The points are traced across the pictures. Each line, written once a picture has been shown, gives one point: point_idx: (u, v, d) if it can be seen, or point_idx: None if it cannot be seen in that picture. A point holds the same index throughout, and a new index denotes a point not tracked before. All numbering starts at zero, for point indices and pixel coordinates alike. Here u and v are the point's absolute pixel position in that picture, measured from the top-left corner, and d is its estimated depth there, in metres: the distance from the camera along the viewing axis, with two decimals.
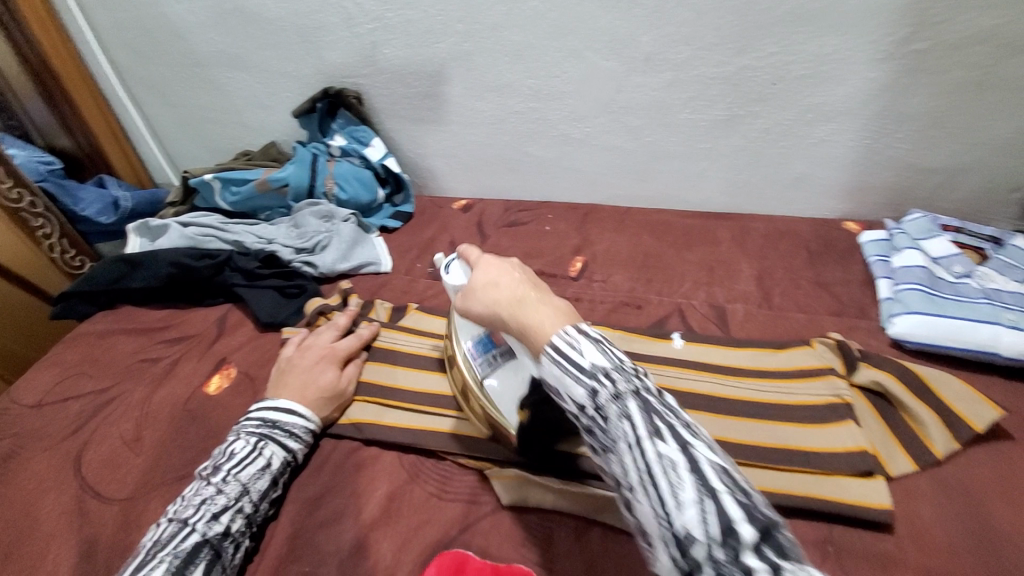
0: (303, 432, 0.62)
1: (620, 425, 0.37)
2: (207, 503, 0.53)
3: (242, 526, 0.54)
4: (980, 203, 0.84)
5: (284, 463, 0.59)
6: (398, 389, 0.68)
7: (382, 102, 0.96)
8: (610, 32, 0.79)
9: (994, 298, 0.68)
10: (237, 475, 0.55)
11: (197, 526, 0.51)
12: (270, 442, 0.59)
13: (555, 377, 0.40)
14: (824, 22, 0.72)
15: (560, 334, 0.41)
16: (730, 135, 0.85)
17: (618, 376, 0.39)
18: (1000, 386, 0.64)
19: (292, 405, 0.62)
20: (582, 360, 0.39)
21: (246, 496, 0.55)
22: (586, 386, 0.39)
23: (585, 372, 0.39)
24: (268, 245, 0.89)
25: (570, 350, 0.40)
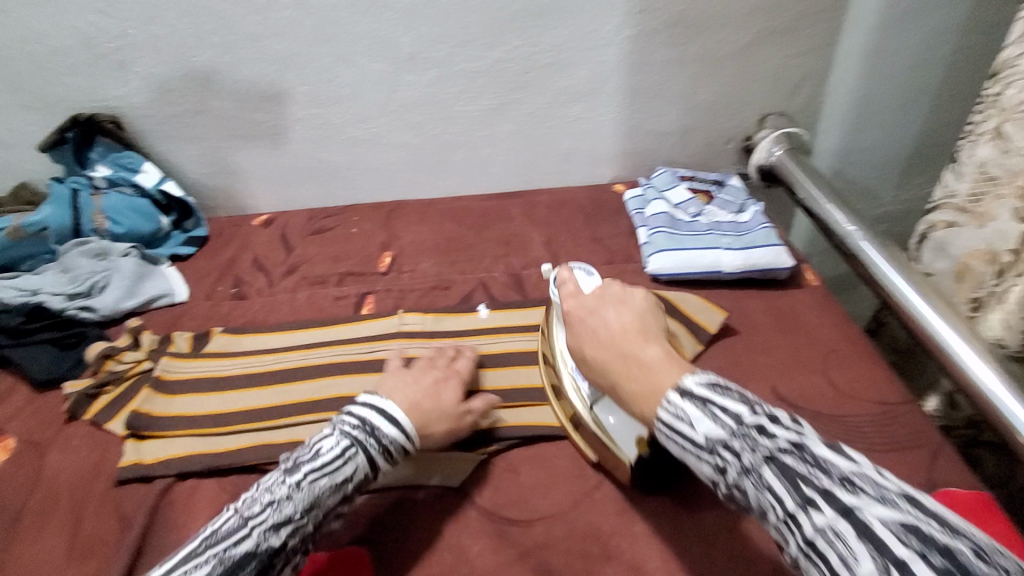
0: (395, 449, 0.53)
1: (763, 496, 0.36)
2: (276, 507, 0.47)
3: (297, 543, 0.47)
4: (706, 155, 1.04)
5: (363, 480, 0.51)
6: (204, 415, 0.65)
7: (145, 124, 0.89)
8: (371, 35, 0.83)
9: (717, 229, 0.85)
10: (312, 482, 0.48)
11: (255, 531, 0.45)
12: (356, 452, 0.50)
13: (682, 455, 0.42)
14: (553, 16, 0.84)
15: (665, 406, 0.42)
16: (503, 122, 0.94)
17: (740, 445, 0.38)
18: (728, 295, 0.80)
19: (393, 413, 0.54)
20: (698, 438, 0.40)
21: (314, 510, 0.48)
22: (710, 464, 0.39)
23: (703, 448, 0.40)
24: (32, 297, 0.78)
25: (681, 424, 0.41)
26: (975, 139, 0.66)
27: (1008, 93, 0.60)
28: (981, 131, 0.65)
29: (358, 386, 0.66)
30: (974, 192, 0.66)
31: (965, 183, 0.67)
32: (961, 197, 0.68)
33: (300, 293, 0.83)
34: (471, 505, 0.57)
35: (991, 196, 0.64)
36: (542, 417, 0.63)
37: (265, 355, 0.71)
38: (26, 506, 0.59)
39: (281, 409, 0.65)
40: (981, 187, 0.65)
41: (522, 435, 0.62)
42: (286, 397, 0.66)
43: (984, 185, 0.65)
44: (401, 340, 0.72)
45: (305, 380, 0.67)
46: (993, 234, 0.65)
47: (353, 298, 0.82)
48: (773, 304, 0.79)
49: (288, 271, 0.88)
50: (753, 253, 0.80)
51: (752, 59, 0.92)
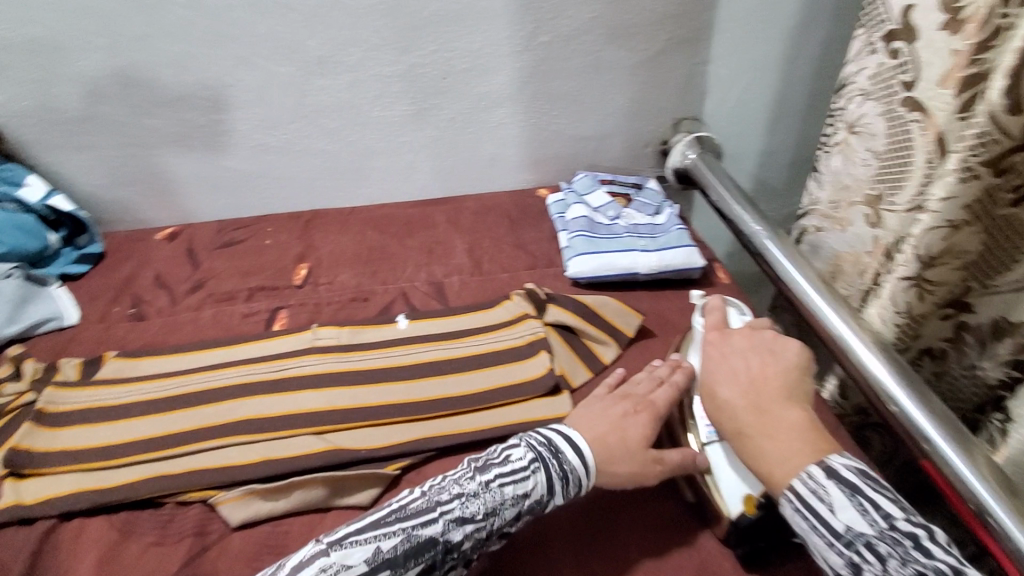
0: (573, 480, 0.52)
1: None
2: (463, 499, 0.49)
3: (470, 546, 0.48)
4: (626, 159, 1.06)
5: (535, 504, 0.50)
6: (92, 448, 0.60)
7: (27, 133, 0.82)
8: (276, 38, 0.80)
9: (634, 231, 0.87)
10: (500, 487, 0.50)
11: (444, 518, 0.47)
12: (539, 472, 0.51)
13: (809, 536, 0.44)
14: (467, 21, 0.83)
15: (805, 480, 0.45)
16: (422, 127, 0.93)
17: (885, 549, 0.42)
18: (645, 296, 0.82)
19: (582, 444, 0.54)
20: (838, 525, 0.43)
21: (493, 518, 0.49)
22: (845, 556, 0.43)
23: (841, 537, 0.43)
24: None
25: (820, 504, 0.44)
26: (828, 150, 0.74)
27: (850, 109, 0.68)
28: (833, 143, 0.73)
29: (266, 407, 0.63)
30: (833, 200, 0.75)
31: (825, 192, 0.76)
32: (822, 204, 0.77)
33: (206, 311, 0.78)
34: None
35: (846, 202, 0.73)
36: (460, 426, 0.63)
37: (165, 379, 0.67)
38: None
39: (182, 437, 0.60)
40: (837, 195, 0.74)
41: (439, 446, 0.62)
42: (186, 423, 0.62)
43: (839, 193, 0.73)
44: (314, 356, 0.69)
45: (206, 403, 0.64)
46: (851, 237, 0.73)
47: (265, 314, 0.78)
48: (686, 303, 0.81)
49: (194, 287, 0.83)
50: (667, 255, 0.82)
51: (663, 67, 0.95)
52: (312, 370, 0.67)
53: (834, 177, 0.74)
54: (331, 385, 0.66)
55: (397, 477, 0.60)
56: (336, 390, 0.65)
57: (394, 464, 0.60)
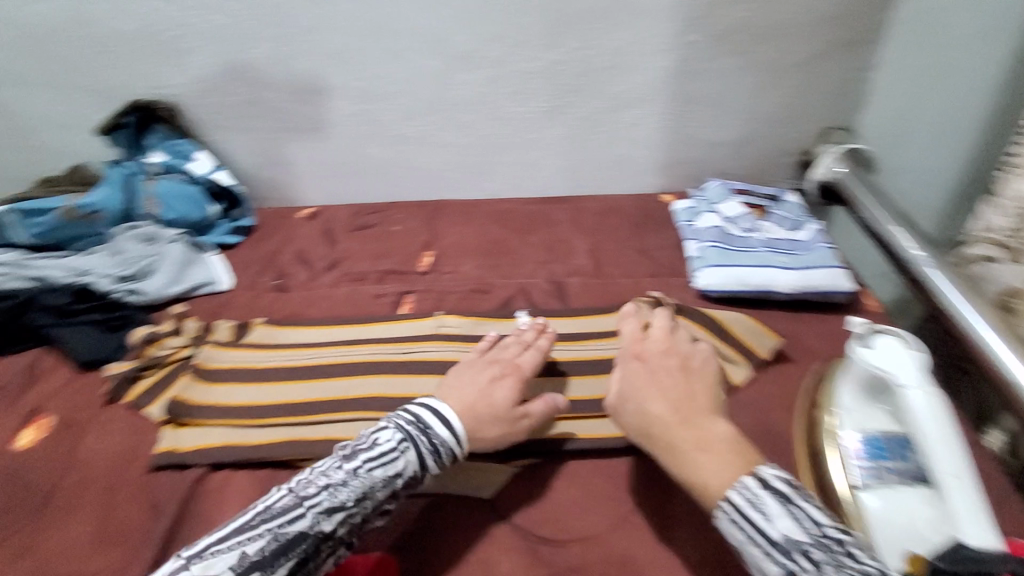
0: (445, 453, 0.51)
1: None
2: (330, 491, 0.47)
3: (346, 532, 0.47)
4: (762, 169, 1.00)
5: (417, 479, 0.50)
6: (241, 406, 0.65)
7: (201, 113, 0.90)
8: (427, 32, 0.82)
9: (772, 246, 0.81)
10: (367, 472, 0.48)
11: (310, 513, 0.46)
12: (411, 447, 0.50)
13: (749, 550, 0.43)
14: (614, 18, 0.82)
15: (739, 489, 0.44)
16: (554, 125, 0.92)
17: (818, 554, 0.41)
18: (781, 316, 0.76)
19: (450, 415, 0.53)
20: (774, 533, 0.42)
21: (365, 502, 0.48)
22: (780, 565, 0.41)
23: (777, 546, 0.42)
24: (82, 278, 0.80)
25: (755, 512, 0.43)
26: (1015, 172, 0.66)
27: None
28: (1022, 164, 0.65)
29: (392, 387, 0.65)
30: (1016, 228, 0.66)
31: (1004, 218, 0.67)
32: (998, 231, 0.68)
33: (340, 289, 0.83)
34: (503, 520, 0.55)
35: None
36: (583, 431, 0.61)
37: (302, 351, 0.71)
38: (63, 484, 0.60)
39: (315, 406, 0.64)
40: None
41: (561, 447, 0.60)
42: (318, 393, 0.65)
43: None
44: (438, 343, 0.71)
45: (340, 377, 0.67)
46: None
47: (392, 297, 0.81)
48: (827, 328, 0.74)
49: (329, 266, 0.88)
50: (809, 275, 0.76)
51: (816, 72, 0.89)
52: (435, 356, 0.69)
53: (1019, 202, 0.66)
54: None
55: (518, 472, 0.58)
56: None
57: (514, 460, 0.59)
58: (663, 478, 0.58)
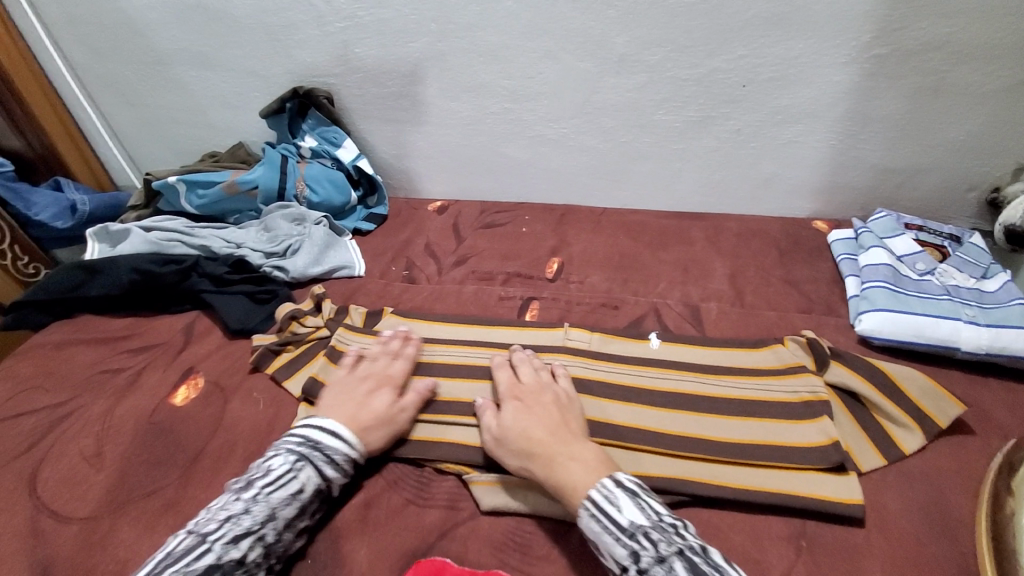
0: (342, 460, 0.55)
1: None
2: (232, 520, 0.49)
3: (258, 556, 0.49)
4: (939, 203, 0.88)
5: (316, 492, 0.53)
6: None
7: (352, 102, 0.94)
8: (584, 33, 0.79)
9: (954, 295, 0.71)
10: (267, 495, 0.51)
11: (215, 545, 0.47)
12: (309, 461, 0.54)
13: (602, 538, 0.47)
14: (792, 26, 0.74)
15: (599, 488, 0.49)
16: (703, 137, 0.86)
17: (657, 535, 0.46)
18: (960, 378, 0.66)
19: (337, 427, 0.57)
20: (622, 520, 0.47)
21: (271, 523, 0.50)
22: (627, 546, 0.46)
23: (625, 531, 0.46)
24: (236, 250, 0.86)
25: (608, 506, 0.48)
26: None
27: None
28: None
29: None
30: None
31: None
32: None
33: (467, 287, 0.82)
34: None
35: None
36: (720, 478, 0.56)
37: (429, 345, 0.71)
38: (209, 446, 0.64)
39: (443, 406, 0.64)
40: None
41: (695, 492, 0.55)
42: (446, 392, 0.65)
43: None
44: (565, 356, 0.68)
45: (466, 378, 0.67)
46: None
47: (518, 301, 0.80)
48: (1019, 400, 0.64)
49: (457, 262, 0.88)
50: (1004, 334, 0.65)
51: None
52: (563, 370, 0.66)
53: None
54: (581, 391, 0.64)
55: None
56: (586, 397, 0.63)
57: None
58: (812, 551, 0.52)
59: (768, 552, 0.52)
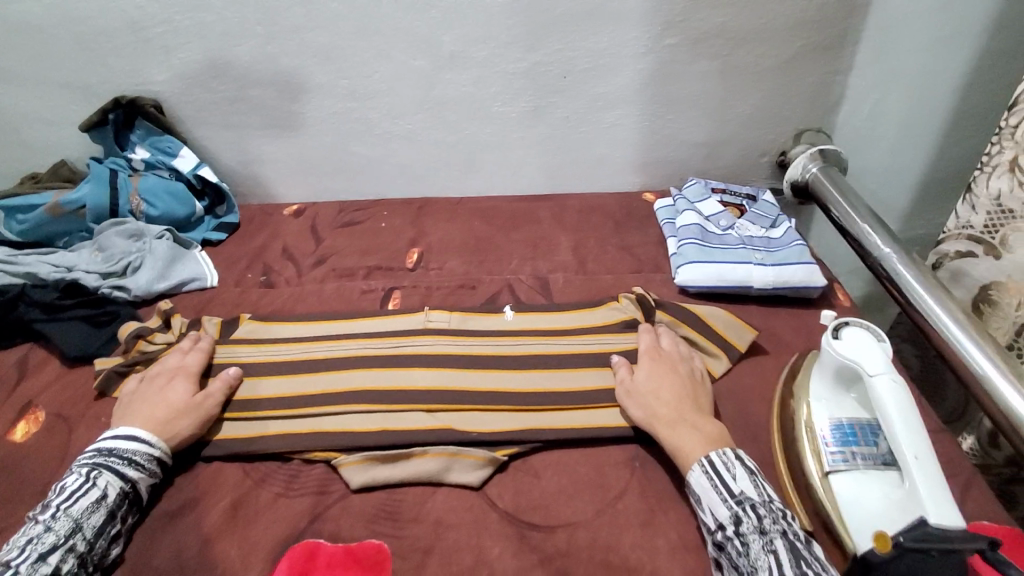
0: (147, 458, 0.57)
1: (763, 554, 0.48)
2: (33, 543, 0.49)
3: (74, 566, 0.50)
4: (738, 169, 1.04)
5: (124, 494, 0.55)
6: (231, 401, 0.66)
7: (185, 109, 0.90)
8: (412, 32, 0.83)
9: (748, 244, 0.84)
10: (67, 510, 0.51)
11: (20, 568, 0.47)
12: (107, 468, 0.55)
13: (712, 495, 0.53)
14: (596, 21, 0.84)
15: (719, 455, 0.55)
16: (538, 124, 0.94)
17: (763, 510, 0.51)
18: (757, 311, 0.80)
19: (132, 431, 0.58)
20: (734, 487, 0.53)
21: (80, 532, 0.51)
22: (732, 509, 0.51)
23: (733, 496, 0.52)
24: (67, 274, 0.79)
25: (726, 472, 0.54)
26: (987, 171, 0.70)
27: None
28: (993, 164, 0.69)
29: (382, 379, 0.67)
30: (989, 224, 0.71)
31: (979, 215, 0.72)
32: (975, 228, 0.73)
33: (328, 285, 0.84)
34: (492, 507, 0.57)
35: (1008, 228, 0.69)
36: (565, 422, 0.64)
37: (289, 345, 0.72)
38: (53, 479, 0.60)
39: (307, 400, 0.65)
40: (996, 219, 0.70)
41: (544, 438, 0.62)
42: (309, 387, 0.67)
43: (999, 217, 0.70)
44: (424, 337, 0.72)
45: (329, 371, 0.68)
46: (1010, 265, 0.70)
47: (380, 292, 0.82)
48: (800, 321, 0.78)
49: (317, 262, 0.89)
50: (784, 270, 0.79)
51: (790, 76, 0.92)
52: (422, 350, 0.70)
53: (991, 200, 0.70)
54: (441, 366, 0.68)
55: (504, 462, 0.61)
56: (445, 371, 0.68)
57: (502, 450, 0.62)
58: (644, 467, 0.61)
59: (607, 476, 0.60)
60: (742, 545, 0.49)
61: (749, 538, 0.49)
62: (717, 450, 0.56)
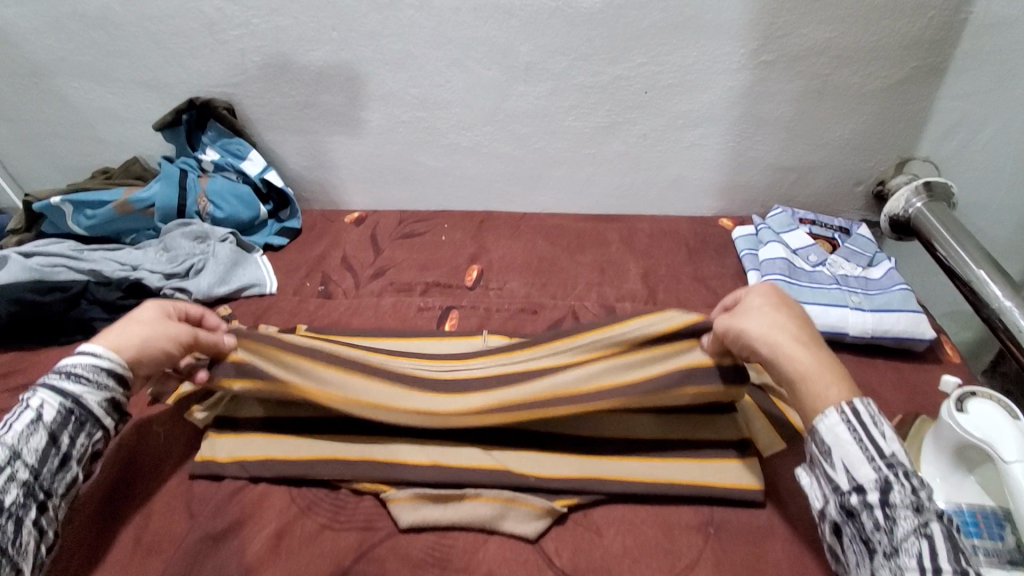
0: (89, 371, 0.53)
1: (916, 540, 0.41)
2: None
3: (18, 496, 0.48)
4: (828, 198, 0.95)
5: (64, 413, 0.51)
6: (279, 418, 0.63)
7: (256, 112, 0.90)
8: (488, 42, 0.80)
9: (842, 284, 0.76)
10: (3, 437, 0.49)
11: None
12: (43, 386, 0.51)
13: (853, 449, 0.45)
14: (685, 35, 0.78)
15: (867, 406, 0.46)
16: (612, 141, 0.89)
17: (913, 481, 0.43)
18: (851, 362, 0.71)
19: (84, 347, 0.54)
20: (884, 448, 0.44)
21: (18, 459, 0.48)
22: (882, 473, 0.44)
23: (883, 458, 0.44)
24: (132, 272, 0.80)
25: (876, 429, 0.45)
26: None
27: None
28: None
29: None
30: None
31: None
32: None
33: (385, 299, 0.81)
34: (549, 564, 0.52)
35: None
36: (631, 473, 0.58)
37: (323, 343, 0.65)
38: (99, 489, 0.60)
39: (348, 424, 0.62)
40: None
41: (608, 490, 0.57)
42: (361, 408, 0.63)
43: None
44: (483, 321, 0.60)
45: None
46: None
47: (437, 311, 0.79)
48: (900, 375, 0.69)
49: (375, 274, 0.86)
50: (886, 318, 0.70)
51: (898, 99, 0.83)
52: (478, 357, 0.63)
53: None
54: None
55: (564, 514, 0.56)
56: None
57: (562, 499, 0.57)
58: (720, 534, 0.54)
59: (677, 542, 0.54)
60: (885, 519, 0.43)
61: (898, 513, 0.42)
62: (858, 395, 0.47)
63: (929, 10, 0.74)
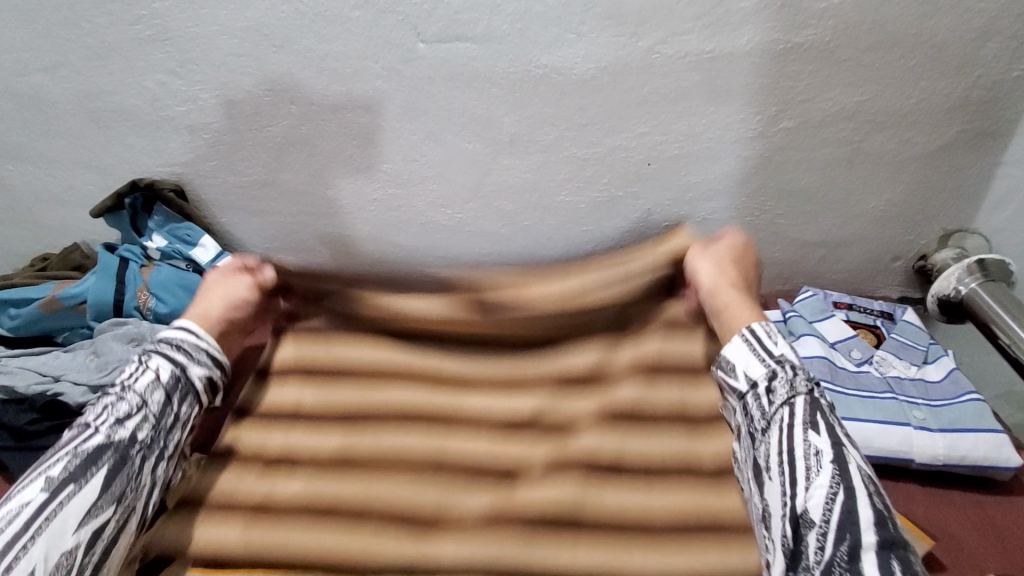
0: (194, 348, 0.62)
1: (783, 407, 0.52)
2: (110, 410, 0.54)
3: (149, 433, 0.55)
4: (859, 274, 0.84)
5: (175, 378, 0.59)
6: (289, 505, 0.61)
7: (210, 193, 0.80)
8: (466, 113, 0.70)
9: (897, 390, 0.63)
10: (134, 385, 0.56)
11: (102, 428, 0.53)
12: (159, 354, 0.59)
13: (748, 357, 0.56)
14: (691, 101, 0.67)
15: (761, 326, 0.58)
16: (612, 218, 0.78)
17: (795, 374, 0.54)
18: (919, 494, 0.58)
19: (184, 324, 0.64)
20: (772, 349, 0.56)
21: (149, 403, 0.56)
22: (765, 367, 0.55)
23: (772, 357, 0.55)
24: (52, 385, 0.68)
25: (765, 339, 0.57)
26: None
27: None
28: None
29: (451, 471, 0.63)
30: None
31: None
32: None
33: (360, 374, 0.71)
34: None
35: None
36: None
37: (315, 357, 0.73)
38: None
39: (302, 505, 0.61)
40: None
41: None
42: (385, 496, 0.61)
43: None
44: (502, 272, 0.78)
45: (398, 450, 0.65)
46: None
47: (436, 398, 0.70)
48: (985, 516, 0.56)
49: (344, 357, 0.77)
50: (961, 441, 0.57)
51: (940, 167, 0.72)
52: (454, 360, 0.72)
53: None
54: (498, 434, 0.67)
55: None
56: (510, 437, 0.67)
57: None
58: None
59: None
60: (766, 400, 0.54)
61: (775, 393, 0.53)
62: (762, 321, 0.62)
63: (976, 69, 0.64)
